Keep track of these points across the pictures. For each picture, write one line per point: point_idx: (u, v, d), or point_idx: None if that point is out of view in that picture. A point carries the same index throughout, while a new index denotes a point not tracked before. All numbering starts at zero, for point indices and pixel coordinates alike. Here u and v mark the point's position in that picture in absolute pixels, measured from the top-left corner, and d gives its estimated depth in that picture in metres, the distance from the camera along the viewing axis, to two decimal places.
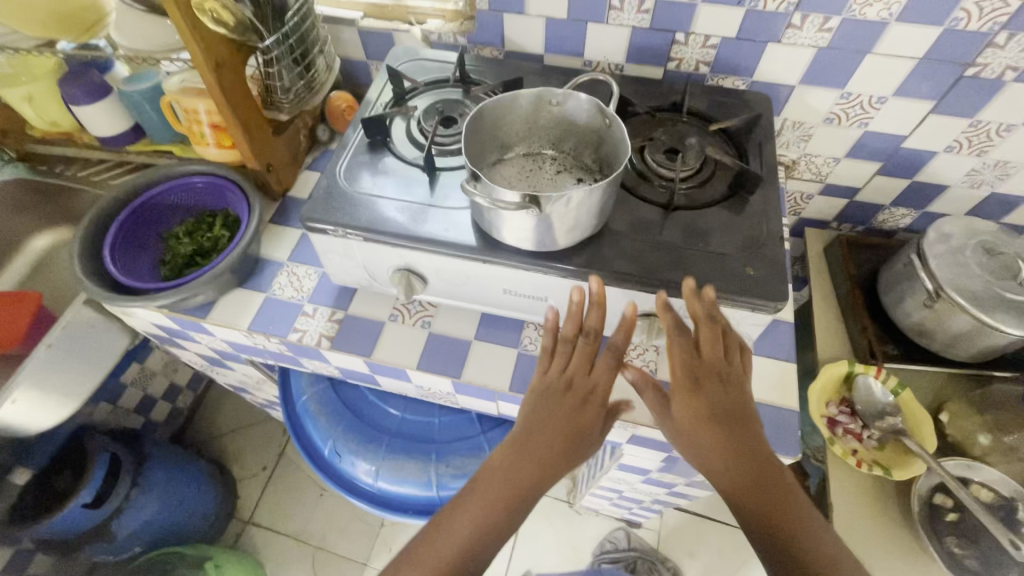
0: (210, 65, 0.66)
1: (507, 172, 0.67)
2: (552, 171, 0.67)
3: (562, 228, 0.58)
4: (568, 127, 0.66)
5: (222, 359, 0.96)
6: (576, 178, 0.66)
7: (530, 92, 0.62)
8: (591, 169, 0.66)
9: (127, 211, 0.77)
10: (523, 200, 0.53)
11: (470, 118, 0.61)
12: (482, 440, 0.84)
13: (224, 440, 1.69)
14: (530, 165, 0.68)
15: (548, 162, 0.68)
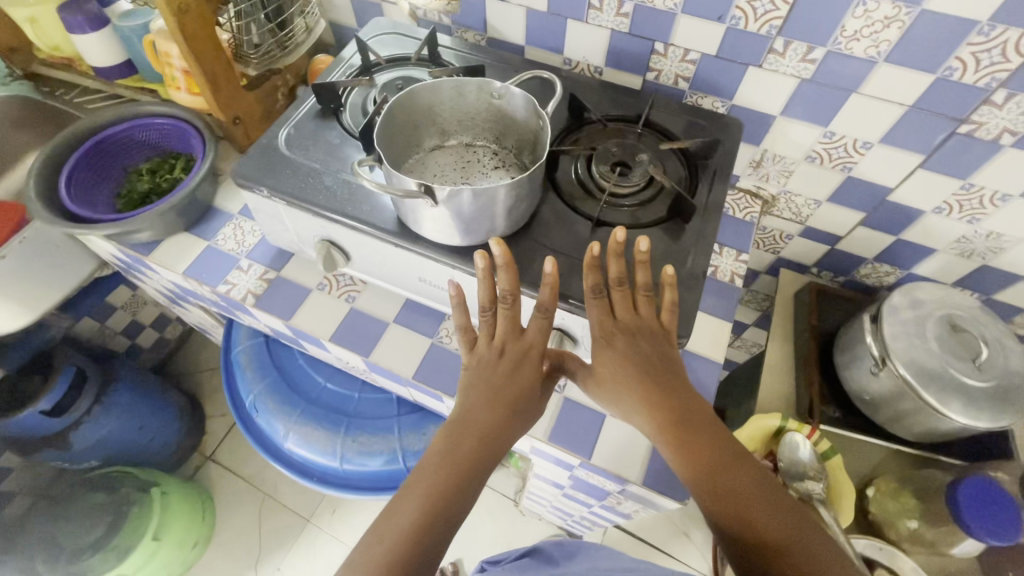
0: (172, 9, 0.67)
1: (442, 159, 0.67)
2: (488, 166, 0.66)
3: (469, 224, 0.57)
4: (509, 123, 0.65)
5: (177, 299, 0.99)
6: (510, 176, 0.65)
7: (470, 81, 0.62)
8: (525, 169, 0.65)
9: (92, 141, 0.80)
10: (419, 187, 0.52)
11: (401, 96, 0.60)
12: (395, 424, 0.84)
13: (202, 376, 1.75)
14: (467, 156, 0.68)
15: (488, 155, 0.68)
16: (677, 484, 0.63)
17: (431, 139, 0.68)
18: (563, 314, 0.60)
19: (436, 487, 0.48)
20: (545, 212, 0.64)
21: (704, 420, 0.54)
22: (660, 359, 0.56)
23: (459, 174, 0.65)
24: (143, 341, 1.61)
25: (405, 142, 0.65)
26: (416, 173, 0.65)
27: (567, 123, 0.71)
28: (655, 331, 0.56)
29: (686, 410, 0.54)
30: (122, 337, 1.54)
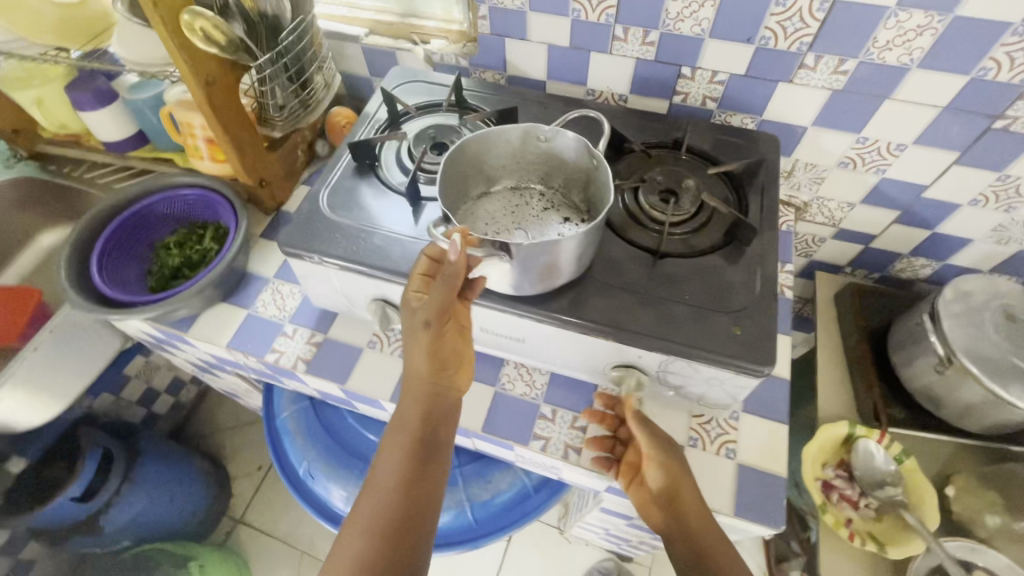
0: (198, 80, 0.65)
1: (493, 206, 0.66)
2: (541, 208, 0.66)
3: (535, 275, 0.56)
4: (556, 164, 0.65)
5: (210, 368, 0.96)
6: (563, 217, 0.65)
7: (517, 127, 0.62)
8: (578, 208, 0.65)
9: (117, 221, 0.78)
10: (491, 247, 0.51)
11: (454, 148, 0.60)
12: (457, 475, 0.82)
13: (222, 436, 1.69)
14: (518, 200, 0.67)
15: (537, 197, 0.67)
16: (768, 510, 0.62)
17: (479, 186, 0.68)
18: (637, 352, 0.59)
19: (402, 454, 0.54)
20: (601, 250, 0.64)
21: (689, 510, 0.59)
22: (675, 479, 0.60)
23: (515, 220, 0.65)
24: (160, 408, 1.56)
25: (456, 193, 0.64)
26: (471, 221, 0.64)
27: (605, 156, 0.71)
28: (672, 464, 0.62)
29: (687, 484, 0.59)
30: (138, 407, 1.49)
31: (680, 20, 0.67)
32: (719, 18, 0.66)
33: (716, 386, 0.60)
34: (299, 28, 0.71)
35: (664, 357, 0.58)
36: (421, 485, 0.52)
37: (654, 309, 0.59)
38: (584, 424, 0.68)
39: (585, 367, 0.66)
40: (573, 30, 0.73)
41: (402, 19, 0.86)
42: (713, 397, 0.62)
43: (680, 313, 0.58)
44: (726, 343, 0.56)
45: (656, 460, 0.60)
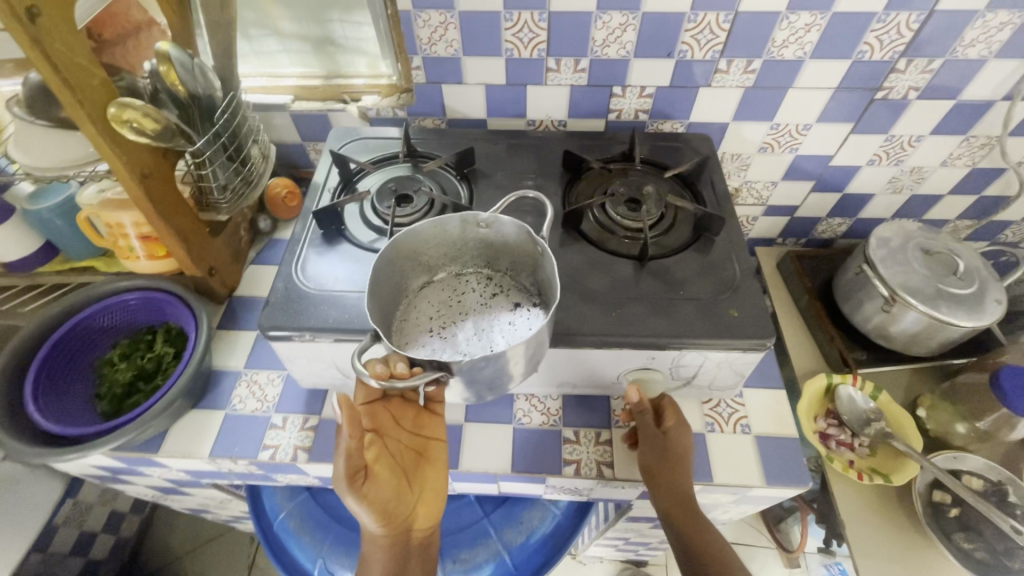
0: (135, 176, 0.60)
1: (438, 295, 0.66)
2: (488, 295, 0.66)
3: (487, 385, 0.55)
4: (501, 245, 0.65)
5: (179, 487, 0.85)
6: (513, 302, 0.65)
7: (454, 217, 0.61)
8: (528, 292, 0.65)
9: (47, 347, 0.69)
10: (432, 371, 0.50)
11: (386, 245, 0.58)
12: (488, 525, 0.80)
13: (181, 564, 1.48)
14: (467, 288, 0.66)
15: (484, 281, 0.67)
16: (794, 471, 0.66)
17: (424, 276, 0.67)
18: (652, 355, 0.61)
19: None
20: (590, 264, 0.66)
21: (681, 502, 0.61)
22: (659, 469, 0.62)
23: (462, 309, 0.64)
24: (100, 551, 1.31)
25: (396, 287, 0.64)
26: (413, 316, 0.64)
27: (566, 178, 0.76)
28: (662, 458, 0.62)
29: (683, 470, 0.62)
30: (75, 558, 1.23)
31: (606, 46, 0.73)
32: (641, 40, 0.72)
33: (726, 368, 0.63)
34: (231, 104, 0.69)
35: (678, 353, 0.60)
36: None
37: (657, 311, 0.61)
38: (608, 438, 0.69)
39: (597, 382, 0.68)
40: (508, 68, 0.77)
41: (328, 82, 0.85)
42: (723, 379, 0.66)
43: (681, 309, 0.61)
44: (729, 325, 0.59)
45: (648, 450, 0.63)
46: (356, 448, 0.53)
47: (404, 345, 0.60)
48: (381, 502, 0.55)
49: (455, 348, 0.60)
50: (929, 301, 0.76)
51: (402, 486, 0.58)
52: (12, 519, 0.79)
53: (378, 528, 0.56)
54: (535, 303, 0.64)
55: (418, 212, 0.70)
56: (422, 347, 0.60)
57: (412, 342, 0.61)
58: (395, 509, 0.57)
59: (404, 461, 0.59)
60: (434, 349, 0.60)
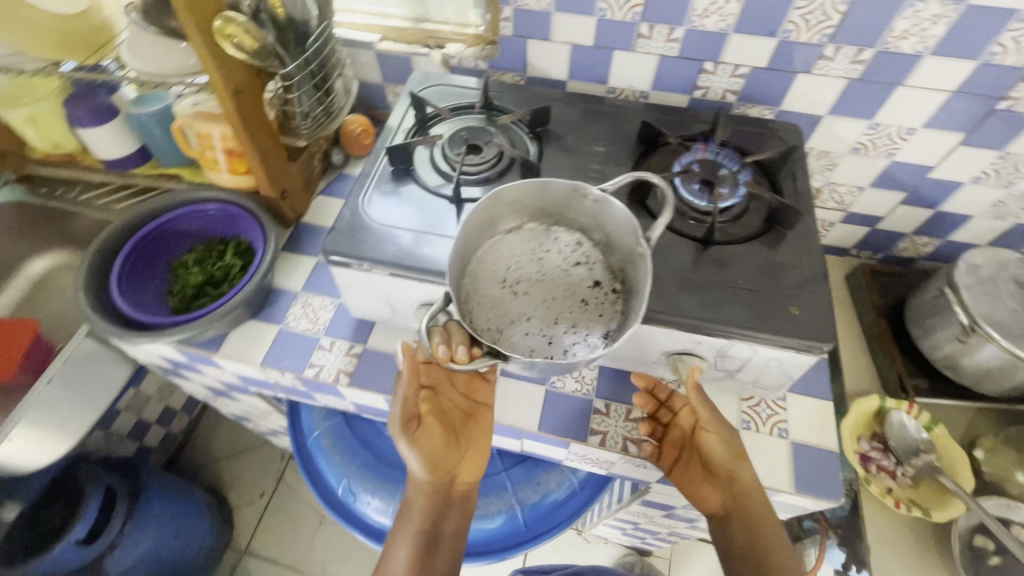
0: (228, 90, 0.64)
1: (519, 246, 0.64)
2: (570, 262, 0.63)
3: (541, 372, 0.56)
4: (602, 219, 0.61)
5: (228, 391, 0.92)
6: (594, 279, 0.62)
7: (565, 183, 0.58)
8: (611, 275, 0.62)
9: (134, 241, 0.75)
10: (490, 357, 0.54)
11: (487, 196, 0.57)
12: (505, 478, 0.83)
13: (220, 466, 1.61)
14: (550, 247, 0.64)
15: (572, 245, 0.64)
16: (829, 484, 0.64)
17: (512, 220, 0.64)
18: (699, 341, 0.60)
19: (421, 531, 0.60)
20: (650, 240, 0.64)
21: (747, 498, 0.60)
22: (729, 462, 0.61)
23: (538, 271, 0.63)
24: (151, 441, 1.43)
25: (481, 230, 0.62)
26: (489, 263, 0.63)
27: (639, 150, 0.74)
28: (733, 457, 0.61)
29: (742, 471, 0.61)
30: (131, 441, 1.36)
31: (705, 16, 0.70)
32: (744, 13, 0.68)
33: (774, 367, 0.61)
34: (323, 34, 0.70)
35: (726, 342, 0.59)
36: (435, 562, 0.59)
37: (713, 298, 0.59)
38: (639, 415, 0.69)
39: (636, 357, 0.68)
40: (597, 28, 0.75)
41: (416, 26, 0.86)
42: (769, 378, 0.64)
43: (739, 300, 0.59)
44: (789, 323, 0.57)
45: (721, 432, 0.61)
46: (410, 396, 0.58)
47: (470, 301, 0.60)
48: (430, 452, 0.59)
49: (524, 313, 0.59)
50: (1013, 338, 0.70)
51: (449, 443, 0.62)
52: (89, 394, 0.88)
53: (423, 473, 0.60)
54: (613, 288, 0.62)
55: (487, 163, 0.70)
56: (489, 305, 0.60)
57: (481, 297, 0.60)
58: (439, 461, 0.60)
59: (454, 418, 0.63)
60: (501, 308, 0.60)
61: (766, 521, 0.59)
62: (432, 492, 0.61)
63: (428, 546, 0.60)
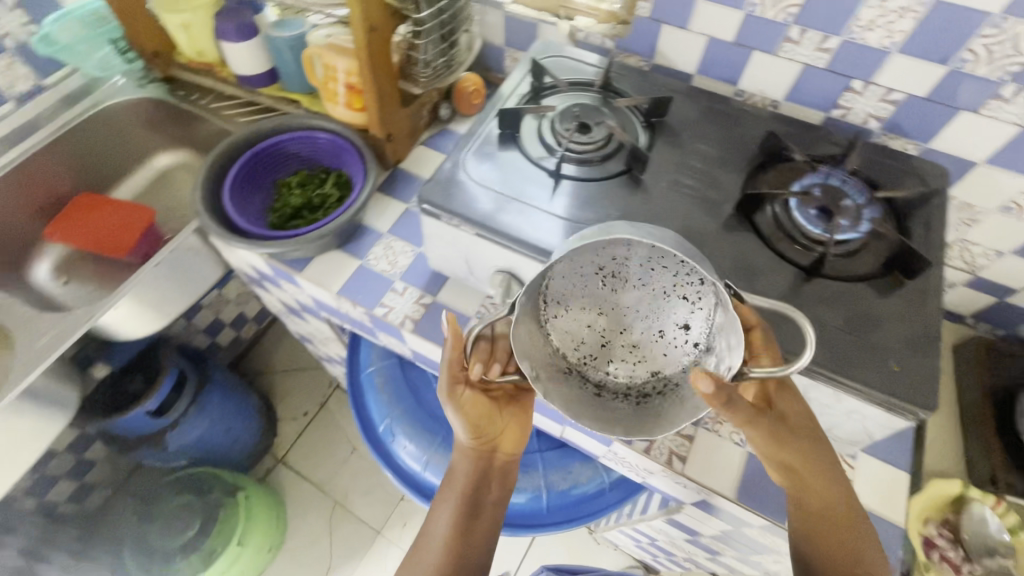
0: (364, 27, 0.66)
1: (648, 251, 0.49)
2: (681, 302, 0.51)
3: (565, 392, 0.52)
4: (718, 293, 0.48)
5: (300, 311, 0.98)
6: (676, 325, 0.51)
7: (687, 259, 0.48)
8: (700, 339, 0.51)
9: (250, 154, 0.80)
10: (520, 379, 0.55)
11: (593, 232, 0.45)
12: (538, 458, 0.83)
13: (274, 378, 1.73)
14: (672, 274, 0.50)
15: (684, 283, 0.50)
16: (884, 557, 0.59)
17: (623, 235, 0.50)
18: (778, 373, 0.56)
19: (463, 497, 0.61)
20: (747, 257, 0.61)
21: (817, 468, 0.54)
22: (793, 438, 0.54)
23: (623, 294, 0.52)
24: (223, 340, 1.56)
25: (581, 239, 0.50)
26: (577, 260, 0.51)
27: (758, 161, 0.69)
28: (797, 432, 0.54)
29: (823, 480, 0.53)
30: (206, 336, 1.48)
31: (869, 29, 0.64)
32: (916, 33, 0.62)
33: (854, 419, 0.57)
34: None
35: (807, 381, 0.55)
36: (476, 530, 0.60)
37: (804, 333, 0.55)
38: (691, 433, 0.66)
39: None
40: (742, 24, 0.70)
41: None
42: (847, 429, 0.60)
43: (832, 341, 0.55)
44: (885, 378, 0.52)
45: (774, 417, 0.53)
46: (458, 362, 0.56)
47: (546, 281, 0.51)
48: (475, 421, 0.59)
49: (580, 317, 0.54)
50: None
51: (494, 413, 0.62)
52: (184, 282, 0.96)
53: (467, 440, 0.61)
54: (693, 351, 0.51)
55: (594, 144, 0.69)
56: (565, 286, 0.53)
57: (565, 272, 0.52)
58: (483, 429, 0.61)
59: (497, 395, 0.63)
60: (563, 306, 0.53)
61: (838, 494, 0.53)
62: (473, 458, 0.62)
63: (468, 513, 0.61)
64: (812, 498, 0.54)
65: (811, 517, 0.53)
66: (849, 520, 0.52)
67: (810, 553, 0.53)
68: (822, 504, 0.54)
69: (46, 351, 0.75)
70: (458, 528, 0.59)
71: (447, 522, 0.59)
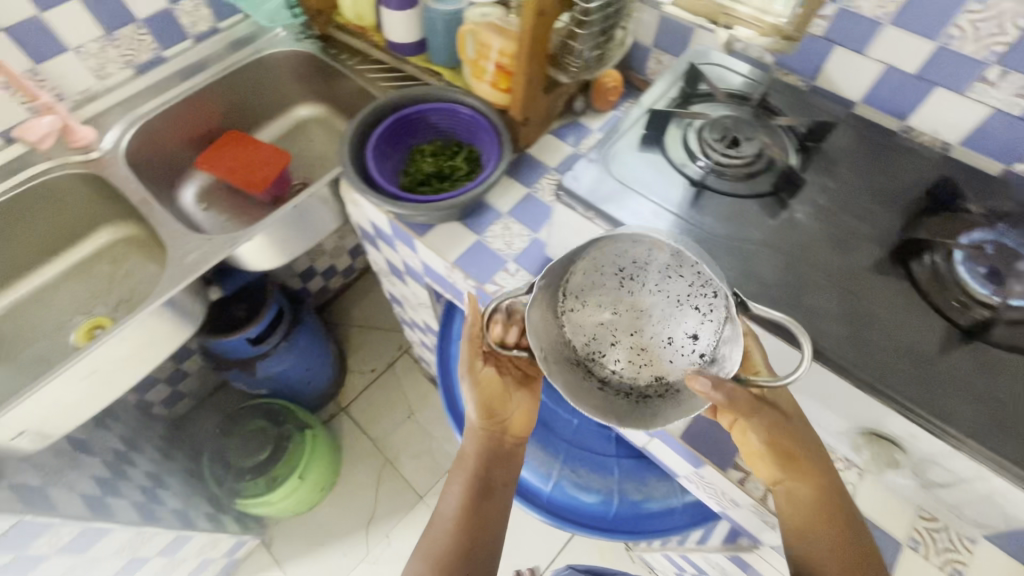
0: (534, 12, 0.67)
1: (669, 259, 0.55)
2: (694, 310, 0.55)
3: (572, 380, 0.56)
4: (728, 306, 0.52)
5: (404, 273, 1.02)
6: (683, 333, 0.56)
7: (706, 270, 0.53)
8: (705, 349, 0.55)
9: (396, 117, 0.84)
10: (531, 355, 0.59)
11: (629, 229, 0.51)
12: (613, 464, 0.84)
13: (351, 330, 1.82)
14: (686, 282, 0.55)
15: (696, 292, 0.55)
16: None
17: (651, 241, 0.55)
18: (914, 431, 0.53)
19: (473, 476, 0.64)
20: (898, 305, 0.57)
21: (810, 466, 0.57)
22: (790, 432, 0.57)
23: (640, 293, 0.58)
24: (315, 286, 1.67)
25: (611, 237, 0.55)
26: (599, 257, 0.58)
27: (923, 205, 0.64)
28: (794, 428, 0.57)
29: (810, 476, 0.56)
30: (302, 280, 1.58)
31: None
32: None
33: (989, 498, 0.52)
34: None
35: (947, 451, 0.51)
36: (484, 507, 0.63)
37: (948, 395, 0.51)
38: None
39: (818, 413, 0.62)
40: (931, 57, 0.66)
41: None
42: (977, 510, 0.56)
43: (981, 413, 0.50)
44: None
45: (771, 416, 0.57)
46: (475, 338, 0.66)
47: (569, 270, 0.58)
48: (485, 397, 0.66)
49: (597, 311, 0.59)
50: None
51: (506, 393, 0.68)
52: (306, 231, 0.98)
53: (477, 417, 0.67)
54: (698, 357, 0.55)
55: (743, 160, 0.66)
56: (584, 283, 0.59)
57: (586, 269, 0.59)
58: (494, 408, 0.67)
59: (504, 374, 0.69)
60: (583, 300, 0.59)
61: (823, 491, 0.56)
62: (483, 438, 0.66)
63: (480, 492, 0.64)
64: (806, 495, 0.56)
65: (803, 518, 0.56)
66: (845, 519, 0.55)
67: (798, 545, 0.56)
68: (811, 501, 0.56)
69: (194, 267, 0.84)
70: (467, 504, 0.62)
71: (456, 499, 0.63)
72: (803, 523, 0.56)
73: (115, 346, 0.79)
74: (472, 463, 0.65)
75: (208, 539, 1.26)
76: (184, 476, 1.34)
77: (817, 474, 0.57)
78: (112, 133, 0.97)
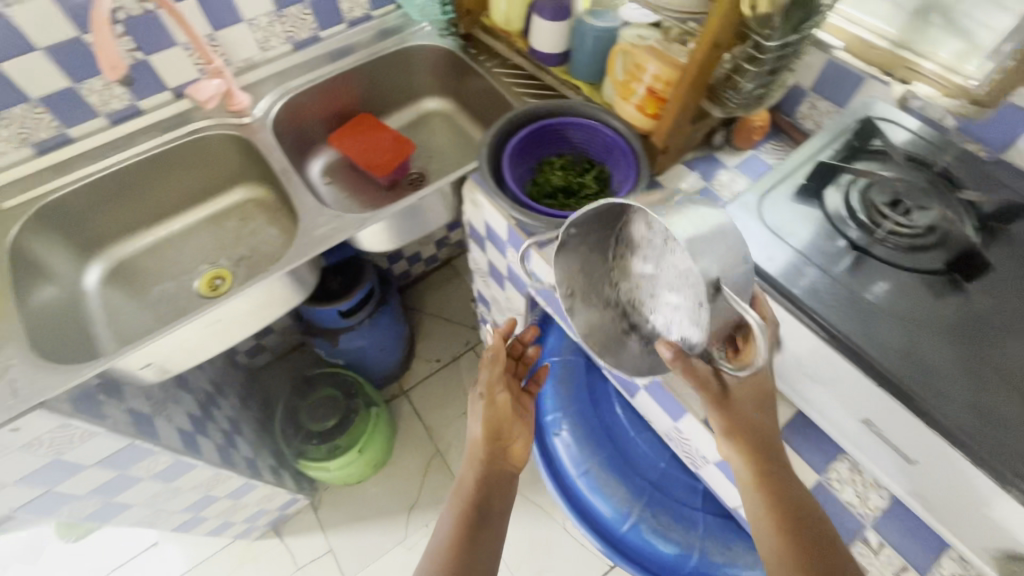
0: (710, 43, 0.65)
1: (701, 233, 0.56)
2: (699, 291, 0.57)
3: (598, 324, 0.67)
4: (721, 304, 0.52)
5: (503, 279, 1.01)
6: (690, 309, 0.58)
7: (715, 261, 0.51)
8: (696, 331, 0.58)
9: (536, 126, 0.84)
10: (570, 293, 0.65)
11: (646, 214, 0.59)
12: (698, 517, 0.83)
13: (423, 317, 1.86)
14: (682, 256, 0.57)
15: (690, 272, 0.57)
16: None
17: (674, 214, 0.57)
18: None
19: (467, 500, 0.67)
20: None
21: (764, 460, 0.59)
22: (744, 417, 0.59)
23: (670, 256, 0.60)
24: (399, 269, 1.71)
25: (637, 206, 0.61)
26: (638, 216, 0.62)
27: None
28: (755, 419, 0.59)
29: (773, 477, 0.58)
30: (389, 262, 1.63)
31: None
32: None
33: None
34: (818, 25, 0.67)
35: None
36: (480, 529, 0.64)
37: None
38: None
39: (956, 523, 0.56)
40: None
41: (895, 49, 0.78)
42: None
43: None
44: None
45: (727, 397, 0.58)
46: (489, 366, 0.74)
47: (624, 218, 0.64)
48: (490, 419, 0.71)
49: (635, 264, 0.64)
50: None
51: (508, 416, 0.73)
52: (418, 224, 1.00)
53: (481, 439, 0.70)
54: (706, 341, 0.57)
55: (914, 232, 0.61)
56: (639, 232, 0.64)
57: (637, 221, 0.63)
58: (498, 430, 0.71)
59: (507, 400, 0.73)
60: (631, 250, 0.65)
61: (791, 492, 0.58)
62: (484, 464, 0.70)
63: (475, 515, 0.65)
64: (760, 489, 0.59)
65: (780, 521, 0.57)
66: (808, 526, 0.56)
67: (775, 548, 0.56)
68: (778, 506, 0.57)
69: (320, 241, 0.88)
70: (464, 526, 0.64)
71: (451, 521, 0.65)
72: (772, 512, 0.57)
73: (239, 302, 0.84)
74: (470, 486, 0.68)
75: (267, 492, 1.32)
76: (255, 427, 1.41)
77: (776, 472, 0.58)
78: (264, 102, 1.04)
